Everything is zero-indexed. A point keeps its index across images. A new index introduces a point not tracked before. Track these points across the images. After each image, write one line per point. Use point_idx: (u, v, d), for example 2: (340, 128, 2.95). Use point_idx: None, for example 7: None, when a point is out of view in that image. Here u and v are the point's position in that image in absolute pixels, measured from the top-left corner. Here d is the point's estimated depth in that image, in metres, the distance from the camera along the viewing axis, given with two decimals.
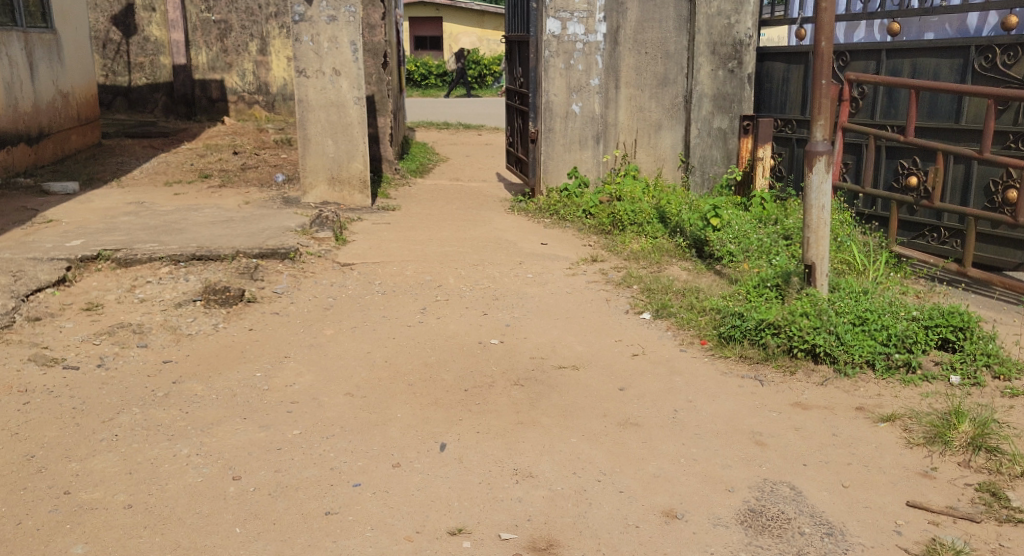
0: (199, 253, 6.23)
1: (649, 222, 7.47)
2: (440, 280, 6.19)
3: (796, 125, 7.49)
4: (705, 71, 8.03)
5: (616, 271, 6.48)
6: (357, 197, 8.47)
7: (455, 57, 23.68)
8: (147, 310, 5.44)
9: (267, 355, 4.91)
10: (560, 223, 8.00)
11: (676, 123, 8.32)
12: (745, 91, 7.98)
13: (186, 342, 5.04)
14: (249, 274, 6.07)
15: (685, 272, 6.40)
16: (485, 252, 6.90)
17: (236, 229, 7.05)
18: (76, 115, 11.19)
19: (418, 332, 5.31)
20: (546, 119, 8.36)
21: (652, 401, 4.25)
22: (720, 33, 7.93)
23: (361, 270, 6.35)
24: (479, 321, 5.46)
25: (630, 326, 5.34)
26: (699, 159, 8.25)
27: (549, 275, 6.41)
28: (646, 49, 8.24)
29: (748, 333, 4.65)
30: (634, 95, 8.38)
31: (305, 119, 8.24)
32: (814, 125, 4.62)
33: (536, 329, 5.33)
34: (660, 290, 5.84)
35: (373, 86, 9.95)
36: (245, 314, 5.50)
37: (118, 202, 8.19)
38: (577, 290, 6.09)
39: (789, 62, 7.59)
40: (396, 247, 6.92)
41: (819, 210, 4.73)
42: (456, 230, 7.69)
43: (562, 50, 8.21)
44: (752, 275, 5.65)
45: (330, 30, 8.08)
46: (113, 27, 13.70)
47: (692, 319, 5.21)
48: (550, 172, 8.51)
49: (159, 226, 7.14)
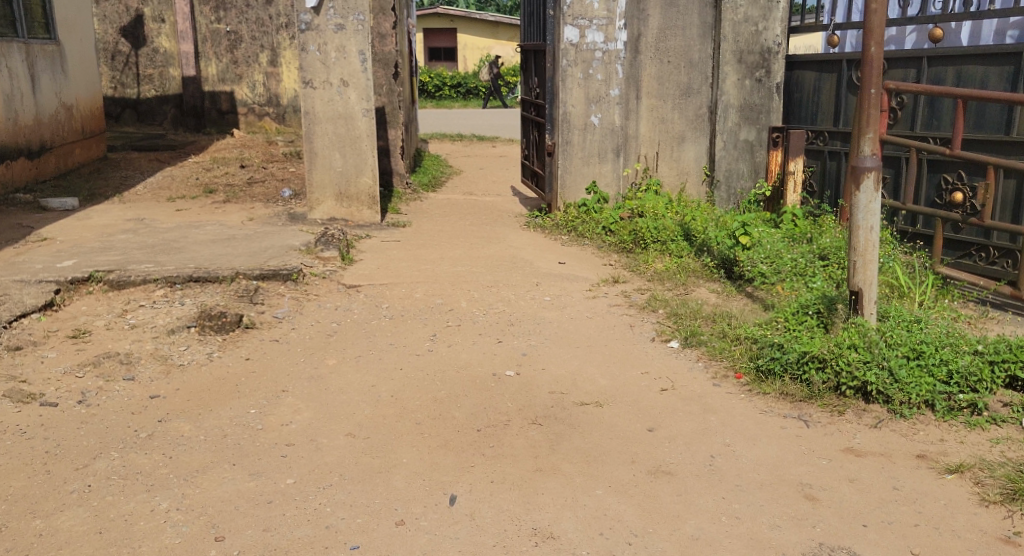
0: (195, 275, 5.86)
1: (673, 240, 7.05)
2: (451, 303, 5.80)
3: (829, 137, 7.06)
4: (731, 80, 7.66)
5: (639, 294, 6.06)
6: (365, 213, 8.10)
7: (491, 66, 22.67)
8: (137, 338, 5.06)
9: (263, 388, 4.52)
10: (578, 240, 7.59)
11: (701, 135, 7.95)
12: (773, 101, 7.66)
13: (176, 374, 4.66)
14: (249, 297, 5.70)
15: (714, 294, 5.98)
16: (501, 273, 6.50)
17: (237, 248, 6.69)
18: (80, 127, 10.90)
19: (428, 362, 4.91)
20: (563, 131, 7.92)
21: (685, 445, 3.85)
22: (747, 40, 7.59)
23: (367, 292, 5.97)
24: (493, 350, 5.07)
25: (657, 356, 4.93)
26: (724, 172, 7.88)
27: (568, 298, 6.01)
28: (669, 58, 7.83)
29: (790, 367, 4.27)
30: (657, 106, 7.95)
31: (312, 132, 7.89)
32: (862, 138, 4.21)
33: (554, 359, 4.92)
34: (688, 315, 5.43)
35: (384, 98, 9.61)
36: (242, 342, 5.12)
37: (117, 219, 7.85)
38: (598, 314, 5.69)
39: (820, 71, 7.19)
40: (406, 267, 6.54)
41: (868, 231, 4.30)
42: (470, 248, 7.30)
43: (580, 59, 7.78)
44: (789, 301, 5.22)
45: (338, 39, 7.72)
46: (122, 38, 13.42)
47: (725, 350, 4.80)
48: (567, 187, 8.08)
49: (157, 245, 6.78)
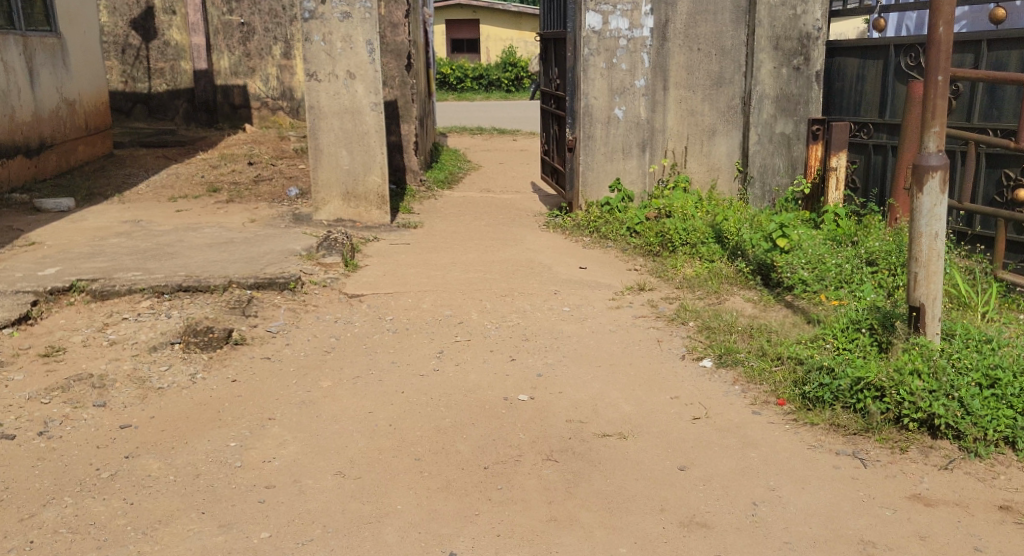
0: (185, 284, 5.42)
1: (704, 243, 6.50)
2: (461, 315, 5.31)
3: (873, 129, 6.56)
4: (766, 68, 7.11)
5: (667, 303, 5.54)
6: (374, 214, 7.63)
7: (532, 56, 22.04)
8: (115, 356, 4.61)
9: (249, 416, 4.05)
10: (601, 243, 7.09)
11: (733, 128, 7.37)
12: (812, 91, 7.03)
13: (153, 398, 4.19)
14: (241, 309, 5.24)
15: (750, 304, 5.46)
16: (517, 280, 6.00)
17: (234, 253, 6.24)
18: (84, 124, 10.50)
19: (432, 384, 4.43)
20: (585, 125, 7.45)
21: (722, 489, 3.33)
22: (785, 25, 7.01)
23: (371, 303, 5.49)
24: (505, 370, 4.57)
25: (688, 377, 4.41)
26: (759, 168, 7.30)
27: (589, 309, 5.50)
28: (699, 45, 7.28)
29: (842, 394, 3.75)
30: (686, 98, 7.42)
31: (317, 127, 7.42)
32: (926, 132, 3.66)
33: (573, 381, 4.43)
34: (721, 330, 4.90)
35: (397, 90, 9.11)
36: (229, 361, 4.64)
37: (112, 220, 7.42)
38: (623, 328, 5.17)
39: (864, 57, 6.66)
40: (413, 274, 6.06)
41: (932, 239, 3.74)
42: (484, 252, 6.81)
43: (603, 48, 7.32)
44: (837, 315, 4.68)
45: (344, 28, 7.24)
46: (132, 31, 13.03)
47: (766, 371, 4.28)
48: (589, 185, 7.60)
49: (149, 250, 6.34)
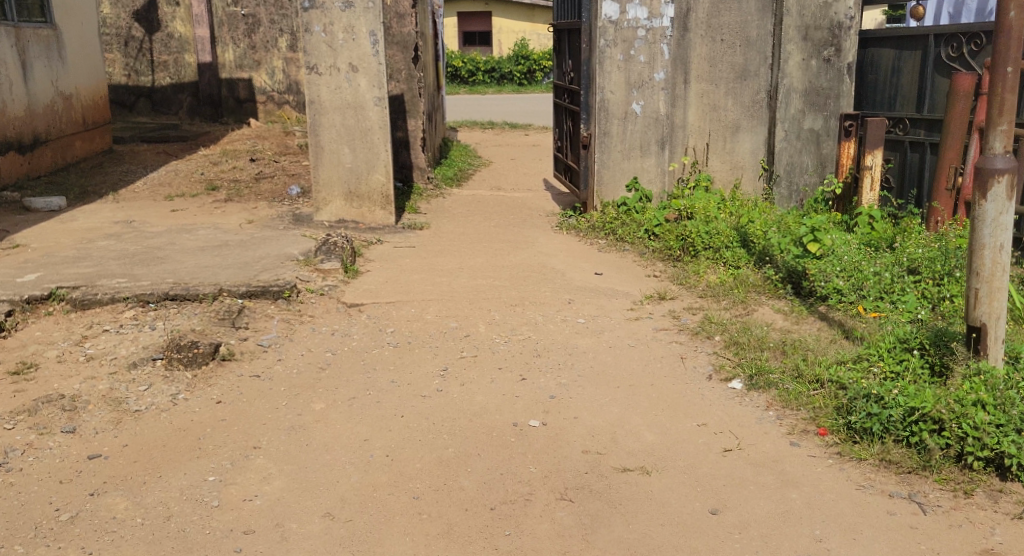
0: (172, 291, 5.03)
1: (729, 247, 6.08)
2: (468, 327, 4.92)
3: (910, 125, 6.24)
4: (794, 60, 6.70)
5: (691, 315, 5.13)
6: (378, 214, 7.25)
7: None
8: (91, 374, 4.23)
9: (232, 443, 3.66)
10: (618, 246, 6.69)
11: (758, 124, 6.96)
12: (844, 84, 6.64)
13: (128, 423, 3.79)
14: (231, 320, 4.86)
15: (780, 316, 5.05)
16: (528, 288, 5.61)
17: (227, 258, 5.86)
18: (81, 118, 10.14)
19: (435, 407, 4.05)
20: (601, 121, 7.01)
21: (760, 539, 2.94)
22: (815, 14, 6.59)
23: (371, 313, 5.11)
24: (514, 391, 4.19)
25: (715, 400, 4.02)
26: (786, 167, 6.89)
27: (606, 320, 5.10)
28: (723, 36, 6.87)
29: (893, 426, 3.34)
30: (708, 91, 7.00)
31: (318, 123, 7.04)
32: (992, 131, 3.21)
33: (589, 405, 4.03)
34: (750, 345, 4.50)
35: (403, 84, 8.69)
36: (215, 380, 4.25)
37: (103, 221, 7.05)
38: (643, 342, 4.77)
39: (899, 48, 6.33)
40: (417, 281, 5.68)
41: (996, 252, 3.32)
42: (494, 256, 6.42)
43: (620, 39, 6.85)
44: (880, 334, 4.26)
45: (346, 18, 6.85)
46: (135, 23, 12.66)
47: (803, 394, 3.87)
48: (605, 184, 7.17)
49: (138, 254, 5.96)
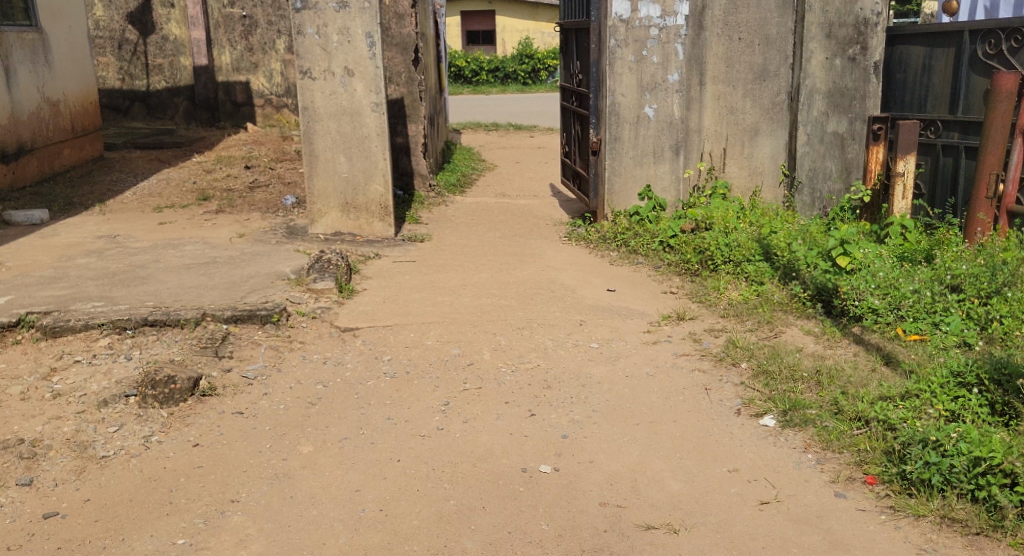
0: (151, 317, 4.63)
1: (751, 260, 5.67)
2: (471, 354, 4.53)
3: (943, 127, 5.87)
4: (816, 60, 6.33)
5: (713, 337, 4.74)
6: (377, 226, 6.85)
7: None
8: (56, 413, 3.83)
9: (208, 496, 3.28)
10: (631, 258, 6.28)
11: (778, 127, 6.58)
12: (870, 84, 6.25)
13: (93, 472, 3.40)
14: (214, 348, 4.47)
15: (811, 339, 4.65)
16: (537, 308, 5.21)
17: (215, 277, 5.47)
18: (70, 125, 9.76)
19: (435, 450, 3.66)
20: (611, 126, 6.58)
21: None
22: (839, 10, 6.20)
23: (367, 338, 4.73)
24: (523, 430, 3.80)
25: (746, 440, 3.62)
26: (808, 172, 6.51)
27: (621, 345, 4.70)
28: (740, 34, 6.46)
29: (955, 478, 2.96)
30: (724, 93, 6.59)
31: (312, 131, 6.65)
32: None
33: (605, 446, 3.64)
34: (781, 376, 4.09)
35: (403, 88, 8.29)
36: (193, 419, 3.85)
37: (86, 235, 6.66)
38: (663, 371, 4.37)
39: (930, 45, 5.95)
40: (417, 301, 5.29)
41: None
42: (499, 271, 6.03)
43: (631, 38, 6.42)
44: (930, 367, 3.83)
45: (340, 19, 6.45)
46: (129, 26, 12.24)
47: (845, 434, 3.47)
48: (616, 192, 6.74)
49: (118, 273, 5.56)
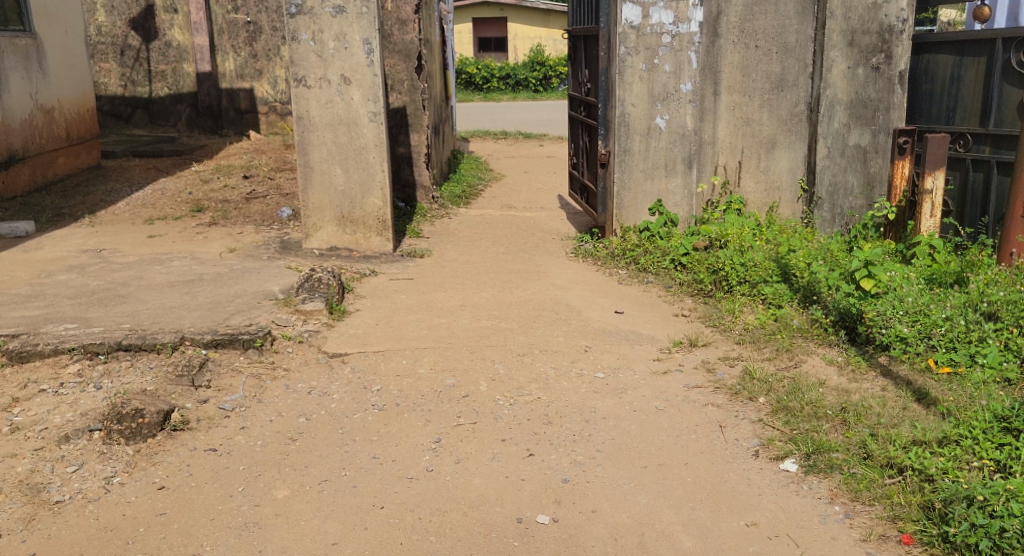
0: (125, 341, 4.33)
1: (768, 281, 5.33)
2: (467, 385, 4.19)
3: (973, 140, 5.56)
4: (837, 68, 5.99)
5: (728, 367, 4.39)
6: (374, 241, 6.54)
7: None
8: (13, 449, 3.53)
9: (167, 549, 3.01)
10: (640, 277, 5.95)
11: (796, 139, 6.25)
12: (895, 95, 5.96)
13: (43, 521, 3.12)
14: (191, 377, 4.16)
15: (835, 370, 4.30)
16: (540, 332, 4.88)
17: (199, 296, 5.16)
18: (65, 132, 9.51)
19: (423, 495, 3.34)
20: (621, 138, 6.25)
21: None
22: (862, 16, 5.89)
23: (356, 365, 4.41)
24: (519, 472, 3.47)
25: (765, 487, 3.29)
26: (828, 188, 6.18)
27: (629, 375, 4.36)
28: (757, 42, 6.12)
29: (1007, 543, 2.70)
30: (740, 103, 6.25)
31: (307, 141, 6.36)
32: None
33: (610, 492, 3.32)
34: (802, 413, 3.74)
35: (406, 96, 7.97)
36: (160, 457, 3.54)
37: (71, 249, 6.37)
38: (673, 405, 4.02)
39: (960, 54, 5.64)
40: (412, 323, 4.97)
41: None
42: (501, 290, 5.71)
43: (642, 46, 6.09)
44: (972, 410, 3.47)
45: (337, 24, 6.15)
46: (132, 31, 11.88)
47: (876, 484, 3.15)
48: (625, 207, 6.41)
49: (99, 292, 5.25)
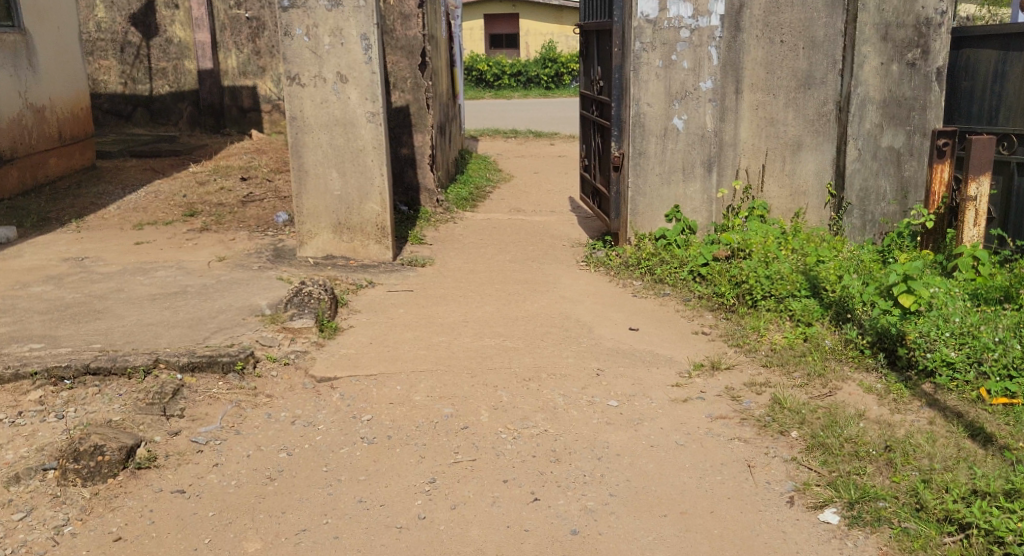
0: (94, 364, 3.94)
1: (796, 295, 4.91)
2: (468, 415, 3.79)
3: (1018, 142, 5.15)
4: (870, 65, 5.58)
5: (755, 395, 3.97)
6: (373, 249, 6.15)
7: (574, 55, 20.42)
8: None
9: None
10: (656, 289, 5.53)
11: (824, 140, 5.83)
12: (931, 92, 5.58)
13: None
14: (163, 405, 3.78)
15: (873, 399, 3.87)
16: (548, 353, 4.47)
17: (182, 311, 4.78)
18: (57, 132, 9.16)
19: (414, 549, 2.95)
20: (635, 139, 5.81)
21: None
22: (897, 8, 5.48)
23: (346, 391, 4.02)
24: (522, 521, 3.08)
25: (801, 544, 2.89)
26: (859, 193, 5.77)
27: (646, 403, 3.94)
28: (783, 36, 5.69)
29: None
30: (764, 102, 5.81)
31: (302, 143, 5.97)
32: None
33: (623, 548, 2.93)
34: (842, 452, 3.31)
35: (409, 95, 7.56)
36: (120, 501, 3.17)
37: (51, 258, 6.00)
38: (696, 439, 3.61)
39: (1004, 48, 5.23)
40: (409, 342, 4.58)
41: None
42: (506, 303, 5.30)
43: (659, 41, 5.66)
44: None
45: (332, 18, 5.76)
46: (132, 28, 11.45)
47: (933, 543, 2.78)
48: (640, 213, 5.97)
49: (74, 307, 4.86)
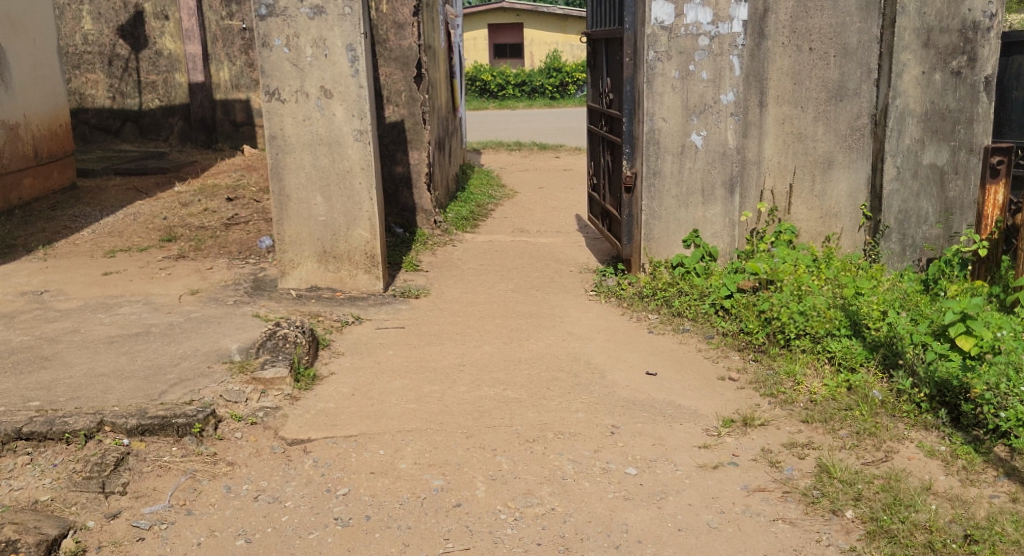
0: (26, 427, 3.38)
1: (836, 333, 4.30)
2: (461, 489, 3.23)
3: None
4: (910, 74, 5.00)
5: (798, 460, 3.40)
6: (361, 279, 5.60)
7: None
8: None
9: None
10: (675, 324, 4.95)
11: (857, 157, 5.25)
12: (979, 104, 4.99)
13: None
14: (103, 478, 3.23)
15: (939, 467, 3.30)
16: (557, 406, 3.90)
17: (142, 358, 4.22)
18: (33, 151, 8.64)
19: None
20: (649, 158, 5.25)
21: None
22: (941, 11, 4.90)
23: (321, 457, 3.46)
24: None
25: None
26: (898, 215, 5.16)
27: (670, 470, 3.38)
28: (811, 44, 5.14)
29: None
30: (791, 116, 5.26)
31: (282, 164, 5.42)
32: None
33: None
34: (914, 545, 2.80)
35: (404, 109, 7.01)
36: None
37: (8, 292, 5.45)
38: (731, 520, 3.05)
39: None
40: (397, 393, 4.01)
41: None
42: (509, 342, 4.73)
43: (675, 49, 5.10)
44: None
45: (315, 28, 5.21)
46: (120, 40, 10.83)
47: None
48: (655, 238, 5.39)
49: (21, 354, 4.30)
